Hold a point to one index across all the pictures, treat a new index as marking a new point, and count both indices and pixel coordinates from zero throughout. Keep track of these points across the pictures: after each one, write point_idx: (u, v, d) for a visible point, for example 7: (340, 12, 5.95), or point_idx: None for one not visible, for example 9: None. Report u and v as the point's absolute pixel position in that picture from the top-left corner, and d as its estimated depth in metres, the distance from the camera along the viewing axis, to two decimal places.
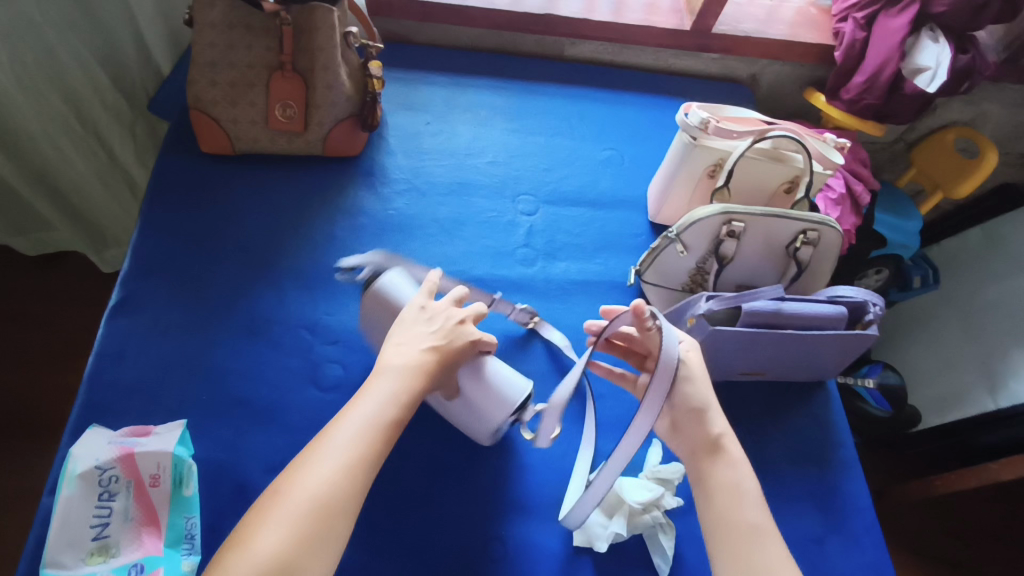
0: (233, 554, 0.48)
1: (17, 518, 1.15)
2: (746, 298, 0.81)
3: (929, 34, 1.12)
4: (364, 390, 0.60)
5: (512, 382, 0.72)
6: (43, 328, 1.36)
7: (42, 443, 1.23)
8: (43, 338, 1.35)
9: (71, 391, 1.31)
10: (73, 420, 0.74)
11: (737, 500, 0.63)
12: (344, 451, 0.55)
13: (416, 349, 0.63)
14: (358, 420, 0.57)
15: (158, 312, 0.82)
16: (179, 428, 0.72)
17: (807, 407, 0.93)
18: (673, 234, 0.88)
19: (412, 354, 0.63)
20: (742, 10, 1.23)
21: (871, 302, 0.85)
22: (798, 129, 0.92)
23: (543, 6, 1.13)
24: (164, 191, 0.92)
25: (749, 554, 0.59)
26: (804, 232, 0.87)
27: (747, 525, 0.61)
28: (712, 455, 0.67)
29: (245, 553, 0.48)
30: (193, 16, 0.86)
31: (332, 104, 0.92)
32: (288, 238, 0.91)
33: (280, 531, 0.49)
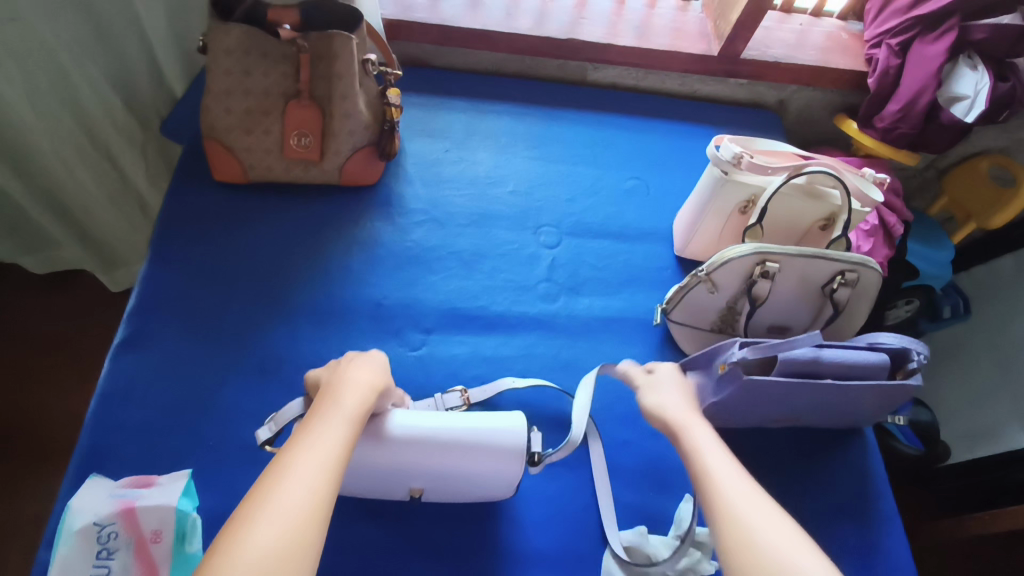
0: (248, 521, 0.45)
1: (14, 547, 1.11)
2: (784, 347, 0.75)
3: (967, 61, 1.07)
4: (311, 416, 0.56)
5: (497, 432, 0.67)
6: (47, 347, 1.33)
7: (40, 468, 1.19)
8: (46, 358, 1.32)
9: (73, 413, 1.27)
10: (73, 468, 0.71)
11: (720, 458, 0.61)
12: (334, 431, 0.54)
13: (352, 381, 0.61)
14: (337, 409, 0.57)
15: (167, 349, 0.79)
16: (183, 479, 0.68)
17: (842, 456, 0.89)
18: (703, 273, 0.84)
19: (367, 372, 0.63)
20: (772, 34, 1.19)
21: (914, 348, 0.79)
22: (836, 164, 0.87)
23: (566, 30, 1.09)
24: (174, 222, 0.89)
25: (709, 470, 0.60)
26: (842, 273, 0.83)
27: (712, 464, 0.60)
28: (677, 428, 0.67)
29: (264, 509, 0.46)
30: (206, 42, 0.83)
31: (350, 133, 0.89)
32: (301, 271, 0.88)
33: (307, 485, 0.48)
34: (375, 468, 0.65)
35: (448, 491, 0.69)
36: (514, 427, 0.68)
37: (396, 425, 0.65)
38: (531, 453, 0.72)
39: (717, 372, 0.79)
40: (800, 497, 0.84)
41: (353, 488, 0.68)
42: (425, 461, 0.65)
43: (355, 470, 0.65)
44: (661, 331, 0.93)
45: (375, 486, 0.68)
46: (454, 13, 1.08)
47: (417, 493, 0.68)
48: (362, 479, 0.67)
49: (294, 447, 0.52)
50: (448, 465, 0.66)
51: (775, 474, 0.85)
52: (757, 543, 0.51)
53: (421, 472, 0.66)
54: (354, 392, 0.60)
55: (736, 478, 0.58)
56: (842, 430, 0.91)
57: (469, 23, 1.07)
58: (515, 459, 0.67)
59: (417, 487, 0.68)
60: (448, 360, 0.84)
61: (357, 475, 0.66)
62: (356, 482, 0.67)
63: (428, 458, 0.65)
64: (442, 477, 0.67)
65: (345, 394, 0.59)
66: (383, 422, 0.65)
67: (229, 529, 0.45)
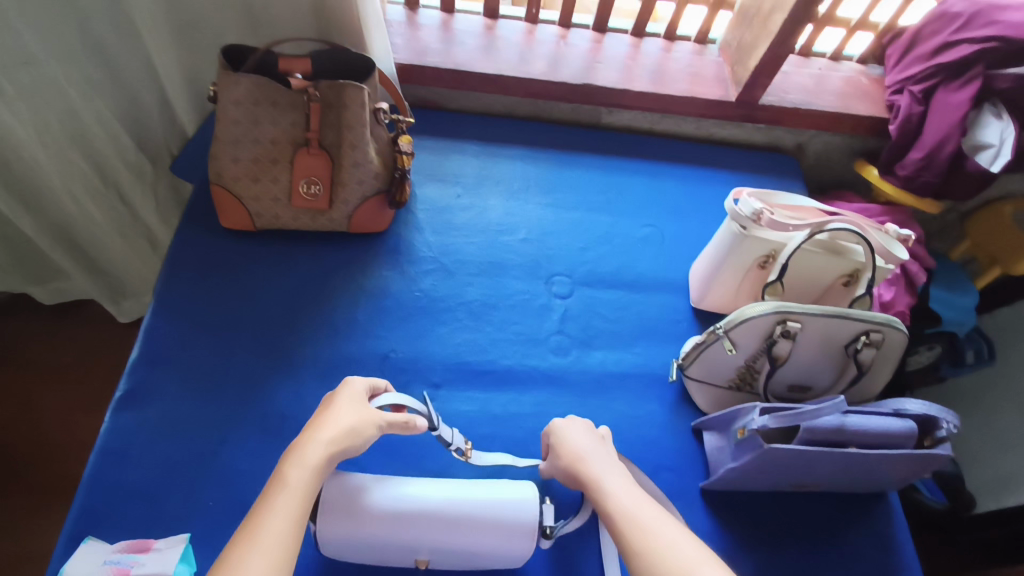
0: None
1: None
2: (806, 416, 0.72)
3: (991, 110, 1.04)
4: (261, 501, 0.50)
5: (511, 504, 0.65)
6: (50, 379, 1.30)
7: (36, 507, 1.15)
8: (48, 391, 1.29)
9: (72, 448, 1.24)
10: (66, 531, 0.68)
11: (643, 521, 0.56)
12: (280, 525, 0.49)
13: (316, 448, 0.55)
14: (282, 491, 0.51)
15: (167, 403, 0.77)
16: (182, 544, 0.65)
17: (867, 522, 0.85)
18: (721, 331, 0.81)
19: (332, 429, 0.57)
20: (790, 79, 1.18)
21: (944, 418, 0.75)
22: (859, 221, 0.84)
23: (580, 75, 1.08)
24: (181, 268, 0.87)
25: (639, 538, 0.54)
26: (866, 333, 0.80)
27: (649, 529, 0.55)
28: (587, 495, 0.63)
29: None
30: (216, 92, 0.82)
31: (359, 182, 0.88)
32: (308, 321, 0.86)
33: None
34: (382, 536, 0.62)
35: (456, 564, 0.66)
36: (527, 499, 0.65)
37: (402, 500, 0.63)
38: (541, 528, 0.68)
39: (735, 437, 0.76)
40: (824, 569, 0.80)
41: (352, 557, 0.64)
42: (434, 533, 0.62)
43: (360, 539, 0.61)
44: (676, 387, 0.90)
45: (379, 555, 0.64)
46: (468, 57, 1.07)
47: (423, 564, 0.64)
48: (367, 549, 0.63)
49: (239, 552, 0.46)
50: (458, 539, 0.63)
51: (797, 542, 0.81)
52: None
53: (429, 543, 0.62)
54: (312, 470, 0.53)
55: (672, 551, 0.52)
56: (866, 494, 0.87)
57: (482, 67, 1.06)
58: (526, 535, 0.64)
59: (423, 559, 0.64)
60: (457, 418, 0.81)
61: (362, 546, 0.62)
62: (361, 552, 0.63)
63: (438, 532, 0.62)
64: (451, 550, 0.63)
65: (290, 469, 0.53)
66: (387, 498, 0.63)
67: None
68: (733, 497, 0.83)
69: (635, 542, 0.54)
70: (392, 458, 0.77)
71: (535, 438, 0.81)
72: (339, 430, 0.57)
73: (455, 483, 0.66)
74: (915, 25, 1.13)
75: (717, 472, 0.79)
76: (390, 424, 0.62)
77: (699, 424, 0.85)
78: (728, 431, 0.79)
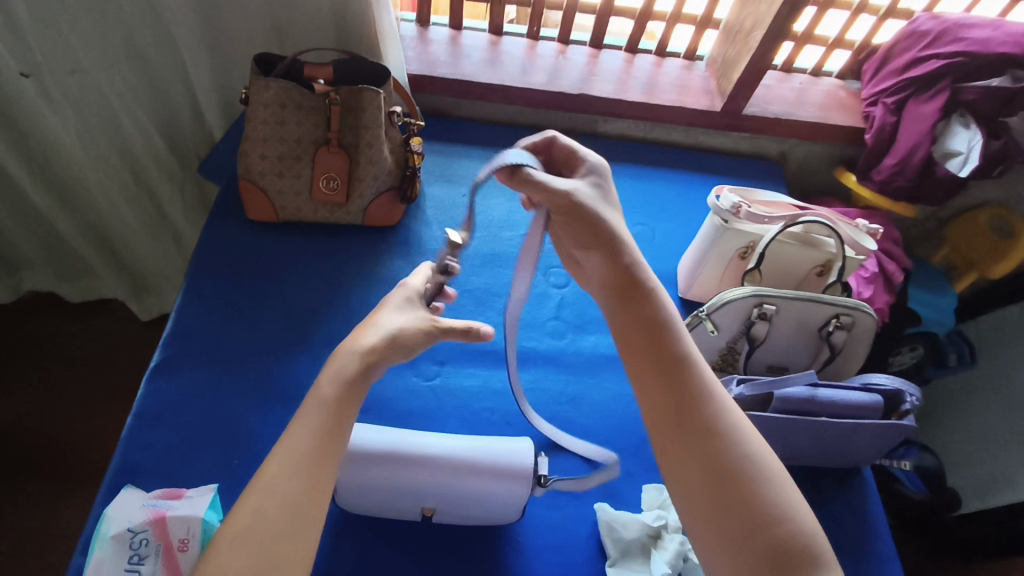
0: (233, 536, 0.49)
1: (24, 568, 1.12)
2: (779, 384, 0.81)
3: (960, 119, 1.12)
4: (299, 415, 0.57)
5: (512, 456, 0.72)
6: (74, 370, 1.37)
7: (57, 491, 1.21)
8: (72, 381, 1.35)
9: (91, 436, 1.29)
10: (108, 481, 0.75)
11: (698, 363, 0.61)
12: (315, 444, 0.55)
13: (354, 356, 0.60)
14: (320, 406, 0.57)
15: (197, 374, 0.85)
16: (211, 493, 0.72)
17: (841, 495, 0.91)
18: (703, 314, 0.87)
19: (377, 334, 0.62)
20: (773, 92, 1.27)
21: (906, 390, 0.84)
22: (830, 215, 0.93)
23: (578, 86, 1.17)
24: (210, 255, 0.96)
25: (683, 380, 0.59)
26: (837, 316, 0.87)
27: (701, 373, 0.60)
28: (643, 311, 0.63)
29: (252, 527, 0.50)
30: (247, 95, 0.91)
31: (374, 178, 0.96)
32: (324, 304, 0.94)
33: (285, 505, 0.51)
34: (397, 481, 0.69)
35: (460, 513, 0.73)
36: (522, 451, 0.73)
37: (415, 449, 0.71)
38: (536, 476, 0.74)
39: None
40: None
41: (364, 505, 0.72)
42: (441, 478, 0.70)
43: (377, 484, 0.69)
44: None
45: (389, 503, 0.72)
46: (474, 69, 1.17)
47: (430, 512, 0.72)
48: (380, 495, 0.70)
49: (283, 459, 0.53)
50: (464, 486, 0.70)
51: None
52: (758, 485, 0.53)
53: (437, 489, 0.70)
54: (345, 393, 0.58)
55: (722, 404, 0.58)
56: (841, 470, 0.93)
57: (487, 78, 1.15)
58: (524, 482, 0.71)
59: (429, 506, 0.71)
60: (460, 392, 0.89)
61: (375, 491, 0.70)
62: (375, 499, 0.71)
63: (445, 478, 0.70)
64: (455, 497, 0.71)
65: (324, 381, 0.59)
66: (398, 447, 0.71)
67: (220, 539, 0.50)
68: None
69: (693, 382, 0.59)
70: (401, 426, 0.84)
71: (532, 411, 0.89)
72: (384, 336, 0.63)
73: (466, 439, 0.74)
74: (887, 43, 1.22)
75: None
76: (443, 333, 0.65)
77: None
78: None
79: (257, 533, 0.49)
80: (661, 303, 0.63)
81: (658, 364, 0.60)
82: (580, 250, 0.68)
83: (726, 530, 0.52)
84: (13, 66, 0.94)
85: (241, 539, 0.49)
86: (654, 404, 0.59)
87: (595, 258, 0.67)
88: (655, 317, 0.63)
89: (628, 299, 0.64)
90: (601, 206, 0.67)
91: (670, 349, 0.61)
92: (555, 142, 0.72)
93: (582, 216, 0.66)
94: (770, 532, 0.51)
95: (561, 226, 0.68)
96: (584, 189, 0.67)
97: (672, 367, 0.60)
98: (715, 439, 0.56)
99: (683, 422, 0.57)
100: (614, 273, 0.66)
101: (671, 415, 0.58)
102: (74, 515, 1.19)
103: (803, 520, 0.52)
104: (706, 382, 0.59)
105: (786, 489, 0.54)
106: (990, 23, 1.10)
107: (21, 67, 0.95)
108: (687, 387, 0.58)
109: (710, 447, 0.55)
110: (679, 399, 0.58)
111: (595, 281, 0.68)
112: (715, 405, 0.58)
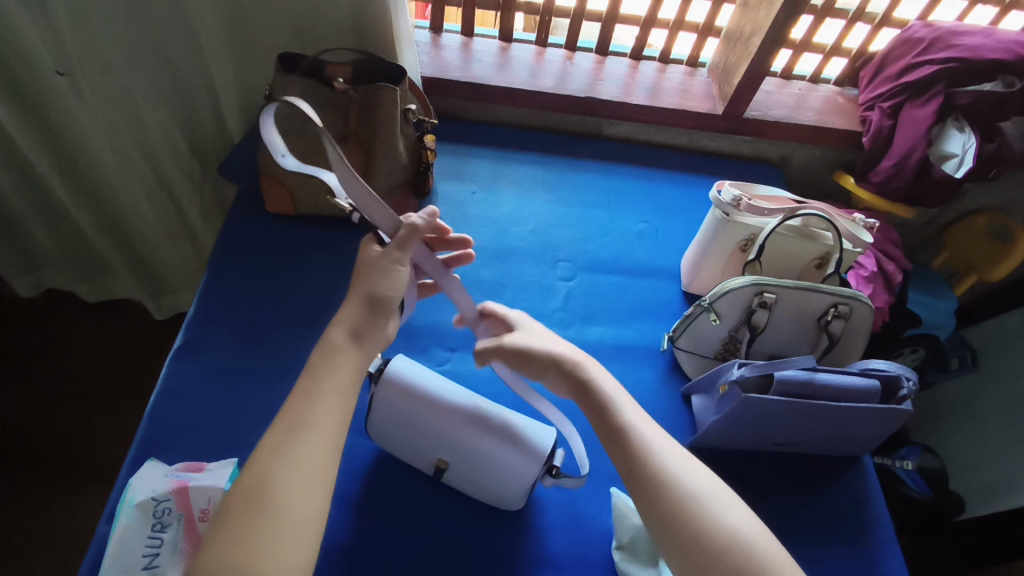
0: (265, 464, 0.52)
1: (28, 562, 1.11)
2: (777, 366, 0.84)
3: (954, 124, 1.16)
4: (312, 365, 0.60)
5: (536, 433, 0.75)
6: (88, 364, 1.38)
7: (66, 484, 1.21)
8: (85, 376, 1.37)
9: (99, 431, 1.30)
10: (131, 455, 0.77)
11: (642, 427, 0.65)
12: (325, 411, 0.57)
13: (345, 330, 0.62)
14: (330, 352, 0.61)
15: (217, 356, 0.88)
16: (230, 466, 0.75)
17: (842, 483, 0.92)
18: (706, 303, 0.91)
19: (357, 300, 0.64)
20: (773, 97, 1.31)
21: (904, 376, 0.87)
22: (828, 209, 0.96)
23: (585, 89, 1.22)
24: (233, 247, 1.01)
25: (631, 447, 0.63)
26: (835, 305, 0.90)
27: (644, 432, 0.64)
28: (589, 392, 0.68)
29: (281, 458, 0.53)
30: (271, 92, 0.95)
31: (389, 173, 1.02)
32: (340, 294, 0.98)
33: (310, 439, 0.54)
34: (426, 423, 0.74)
35: (468, 478, 0.75)
36: (547, 438, 0.75)
37: (452, 399, 0.76)
38: (549, 465, 0.75)
39: (719, 392, 0.86)
40: (803, 519, 0.87)
41: (390, 438, 0.77)
42: (464, 436, 0.74)
43: (408, 418, 0.74)
44: (667, 357, 0.99)
45: (408, 443, 0.76)
46: (484, 73, 1.22)
47: (442, 466, 0.75)
48: (404, 433, 0.76)
49: (303, 399, 0.57)
50: (481, 449, 0.73)
51: (777, 497, 0.89)
52: (720, 528, 0.56)
53: (459, 444, 0.74)
54: (343, 368, 0.60)
55: (670, 457, 0.62)
56: (841, 458, 0.95)
57: (497, 81, 1.20)
58: (535, 464, 0.73)
59: (443, 460, 0.75)
60: (469, 377, 0.91)
61: (402, 426, 0.75)
62: (398, 436, 0.76)
63: (468, 436, 0.74)
64: (472, 458, 0.74)
65: (331, 335, 0.62)
66: (435, 393, 0.75)
67: (251, 467, 0.53)
68: (720, 454, 0.91)
69: (637, 443, 0.63)
70: None
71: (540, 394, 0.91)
72: (362, 303, 0.64)
73: (496, 408, 0.77)
74: (883, 50, 1.26)
75: (703, 427, 0.89)
76: (404, 241, 0.68)
77: (688, 390, 0.94)
78: (711, 389, 0.89)
79: (288, 463, 0.53)
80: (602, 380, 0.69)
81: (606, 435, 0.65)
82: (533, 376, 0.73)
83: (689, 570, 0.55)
84: (51, 65, 0.98)
85: (251, 499, 0.50)
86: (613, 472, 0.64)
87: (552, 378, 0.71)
88: (596, 397, 0.67)
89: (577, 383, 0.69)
90: (536, 335, 0.74)
91: (612, 421, 0.65)
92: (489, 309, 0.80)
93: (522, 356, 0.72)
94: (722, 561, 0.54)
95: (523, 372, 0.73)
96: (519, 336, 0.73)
97: (614, 435, 0.64)
98: (669, 495, 0.59)
99: (637, 486, 0.60)
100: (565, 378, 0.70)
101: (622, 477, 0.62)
102: (79, 510, 1.18)
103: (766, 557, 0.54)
104: (651, 442, 0.63)
105: (747, 526, 0.56)
106: (982, 31, 1.14)
107: (57, 65, 0.99)
108: (633, 452, 0.62)
109: (666, 504, 0.58)
110: (628, 465, 0.62)
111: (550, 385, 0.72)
112: (655, 455, 0.61)
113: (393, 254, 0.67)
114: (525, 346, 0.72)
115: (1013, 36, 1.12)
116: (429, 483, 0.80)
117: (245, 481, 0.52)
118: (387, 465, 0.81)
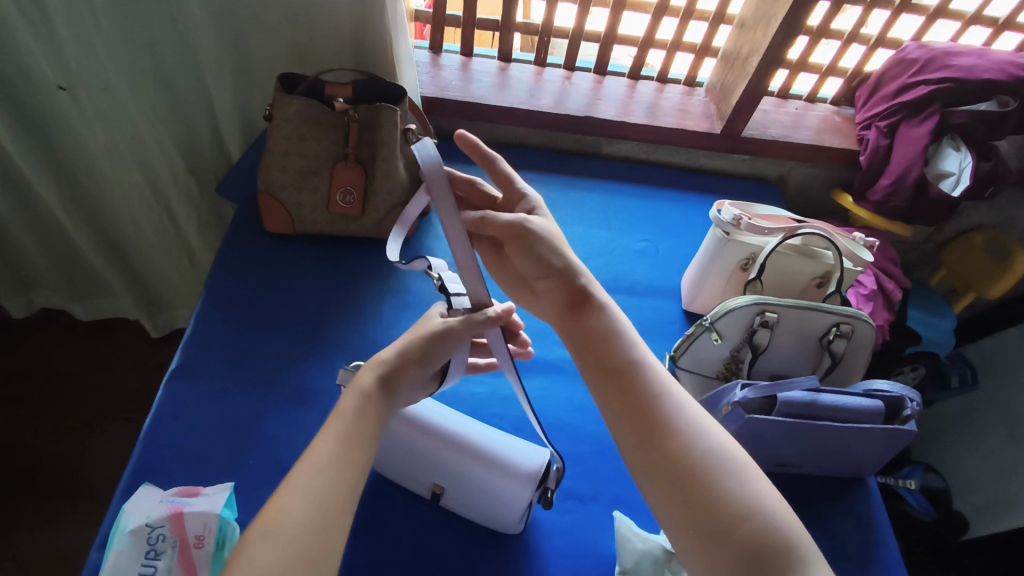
0: (283, 498, 0.50)
1: None
2: (781, 388, 0.83)
3: (951, 142, 1.17)
4: (335, 412, 0.58)
5: (528, 455, 0.73)
6: (80, 386, 1.37)
7: (60, 507, 1.18)
8: (78, 397, 1.35)
9: (91, 453, 1.27)
10: (124, 480, 0.76)
11: (648, 367, 0.61)
12: (345, 453, 0.55)
13: (370, 373, 0.61)
14: (355, 387, 0.60)
15: (214, 377, 0.87)
16: (226, 491, 0.73)
17: (845, 505, 0.91)
18: (707, 322, 0.90)
19: (394, 349, 0.63)
20: (770, 117, 1.32)
21: (907, 396, 0.87)
22: (828, 228, 0.96)
23: (583, 109, 1.23)
24: (232, 268, 1.00)
25: (632, 385, 0.59)
26: (837, 325, 0.89)
27: (651, 372, 0.61)
28: (595, 327, 0.64)
29: (300, 493, 0.51)
30: (272, 112, 0.96)
31: (389, 193, 1.02)
32: (337, 314, 0.98)
33: (329, 478, 0.52)
34: (419, 449, 0.74)
35: (466, 500, 0.75)
36: (539, 457, 0.73)
37: (443, 423, 0.75)
38: (542, 490, 0.73)
39: (722, 413, 0.85)
40: None
41: (389, 464, 0.77)
42: (457, 462, 0.73)
43: (403, 446, 0.74)
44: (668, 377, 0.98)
45: (407, 470, 0.76)
46: (483, 92, 1.22)
47: (438, 491, 0.75)
48: (401, 459, 0.75)
49: (328, 439, 0.55)
50: (474, 475, 0.72)
51: None
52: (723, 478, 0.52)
53: (450, 468, 0.73)
54: (363, 414, 0.58)
55: (675, 401, 0.58)
56: (844, 478, 0.94)
57: (496, 100, 1.21)
58: (529, 485, 0.70)
59: (440, 484, 0.75)
60: (470, 398, 0.90)
61: (398, 453, 0.75)
62: (396, 461, 0.76)
63: (460, 461, 0.72)
64: (467, 481, 0.73)
65: (367, 370, 0.61)
66: (421, 415, 0.74)
67: (270, 502, 0.51)
68: None
69: (641, 383, 0.59)
70: None
71: (542, 402, 0.92)
72: (397, 359, 0.63)
73: (490, 433, 0.76)
74: (878, 70, 1.27)
75: None
76: (468, 325, 0.66)
77: None
78: (714, 410, 0.88)
79: (308, 499, 0.50)
80: (611, 315, 0.65)
81: (611, 372, 0.61)
82: (534, 278, 0.71)
83: (695, 524, 0.51)
84: (52, 79, 0.98)
85: (261, 538, 0.48)
86: (611, 406, 0.60)
87: (548, 283, 0.69)
88: (601, 330, 0.64)
89: (581, 315, 0.66)
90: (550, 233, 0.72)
91: (616, 356, 0.62)
92: (495, 165, 0.75)
93: (529, 241, 0.70)
94: (740, 524, 0.49)
95: (512, 253, 0.72)
96: (537, 222, 0.71)
97: (624, 375, 0.60)
98: (674, 439, 0.55)
99: (642, 426, 0.57)
100: (567, 291, 0.68)
101: (625, 416, 0.58)
102: (71, 533, 1.16)
103: (774, 510, 0.50)
104: (661, 386, 0.59)
105: (752, 481, 0.52)
106: (975, 51, 1.15)
107: (57, 80, 0.98)
108: (639, 391, 0.59)
109: (671, 448, 0.55)
110: (630, 402, 0.59)
111: (551, 308, 0.70)
112: (672, 405, 0.58)
113: (456, 332, 0.66)
114: (537, 231, 0.70)
115: (1006, 57, 1.13)
116: (426, 507, 0.78)
117: (263, 515, 0.49)
118: (386, 488, 0.79)
